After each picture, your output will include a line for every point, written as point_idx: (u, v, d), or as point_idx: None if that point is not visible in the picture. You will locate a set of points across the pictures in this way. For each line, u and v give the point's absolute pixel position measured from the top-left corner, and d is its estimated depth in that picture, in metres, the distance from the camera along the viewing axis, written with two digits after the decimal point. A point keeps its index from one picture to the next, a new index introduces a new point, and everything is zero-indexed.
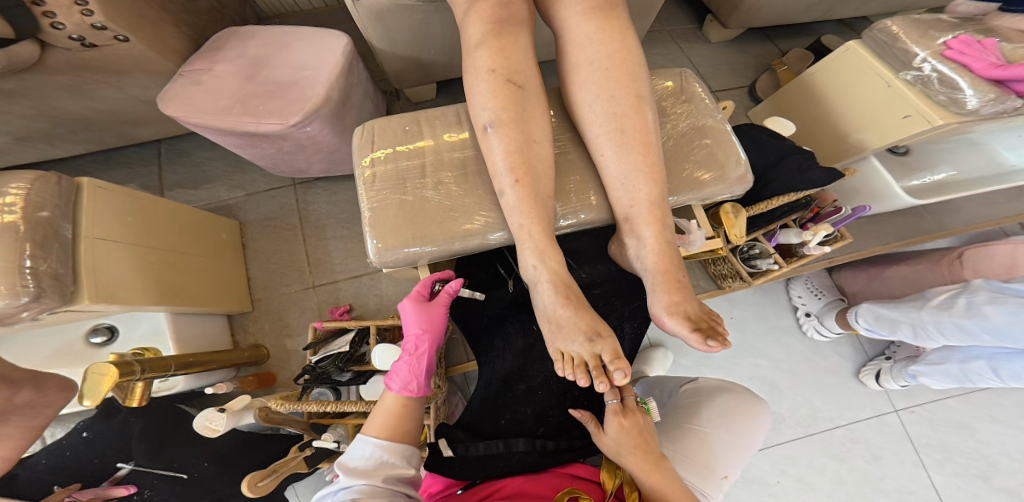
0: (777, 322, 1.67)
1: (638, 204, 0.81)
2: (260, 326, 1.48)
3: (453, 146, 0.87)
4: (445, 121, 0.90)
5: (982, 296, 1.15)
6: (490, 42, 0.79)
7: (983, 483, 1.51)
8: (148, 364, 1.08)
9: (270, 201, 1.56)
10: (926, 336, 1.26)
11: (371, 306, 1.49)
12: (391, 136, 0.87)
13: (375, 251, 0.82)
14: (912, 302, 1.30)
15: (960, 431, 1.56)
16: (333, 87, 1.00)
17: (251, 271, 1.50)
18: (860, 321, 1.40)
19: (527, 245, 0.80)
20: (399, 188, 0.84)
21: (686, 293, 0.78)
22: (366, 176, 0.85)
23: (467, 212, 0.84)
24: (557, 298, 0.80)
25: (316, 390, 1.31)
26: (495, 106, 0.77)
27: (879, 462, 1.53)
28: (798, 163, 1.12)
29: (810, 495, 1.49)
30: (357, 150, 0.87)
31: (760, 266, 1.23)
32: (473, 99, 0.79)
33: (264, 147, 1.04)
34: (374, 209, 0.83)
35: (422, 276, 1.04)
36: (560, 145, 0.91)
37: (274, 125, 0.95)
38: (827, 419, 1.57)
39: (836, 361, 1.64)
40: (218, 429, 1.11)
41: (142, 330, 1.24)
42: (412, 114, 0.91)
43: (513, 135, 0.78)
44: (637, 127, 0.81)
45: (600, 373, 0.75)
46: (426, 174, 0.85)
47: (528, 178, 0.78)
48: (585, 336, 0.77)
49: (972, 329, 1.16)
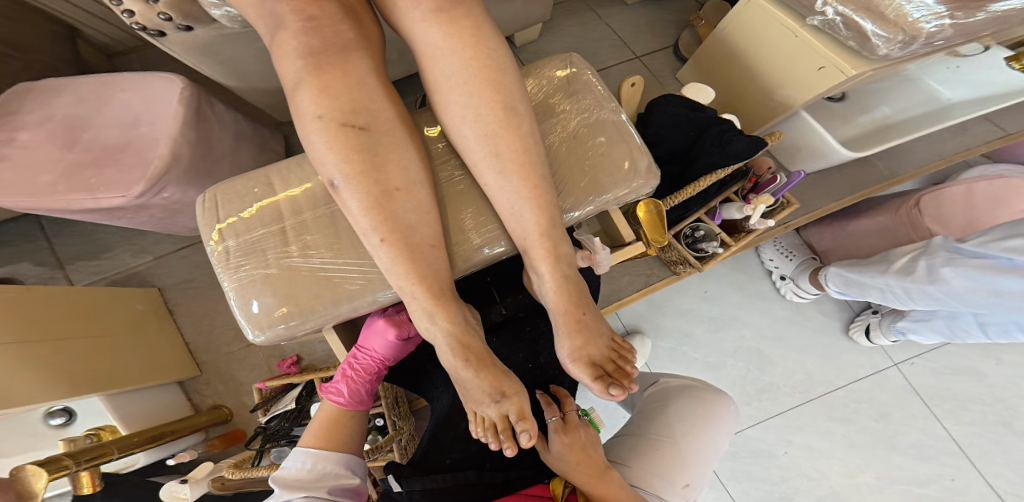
0: (753, 289, 1.56)
1: (529, 236, 0.70)
2: (215, 388, 1.40)
3: (316, 199, 0.78)
4: (305, 174, 0.80)
5: (942, 257, 1.04)
6: (310, 81, 0.66)
7: (1007, 430, 1.42)
8: (85, 455, 0.99)
9: (183, 262, 1.45)
10: (896, 300, 1.16)
11: (320, 354, 1.38)
12: (235, 200, 0.79)
13: (277, 321, 0.74)
14: (876, 264, 1.19)
15: (967, 377, 1.47)
16: (178, 142, 0.93)
17: (186, 335, 1.40)
18: (831, 285, 1.30)
19: (415, 306, 0.69)
20: (259, 259, 0.76)
21: (591, 332, 0.69)
22: (219, 251, 0.77)
23: (344, 275, 0.75)
24: (456, 361, 0.69)
25: (274, 451, 1.13)
26: (336, 158, 0.66)
27: (888, 420, 1.44)
28: (718, 136, 0.99)
29: (823, 462, 1.40)
30: (203, 229, 0.78)
31: (707, 249, 1.12)
32: (312, 148, 0.67)
33: (134, 217, 1.01)
34: (239, 288, 0.75)
35: (330, 339, 0.90)
36: (451, 174, 0.80)
37: (115, 198, 0.89)
38: (824, 382, 1.47)
39: (822, 320, 1.55)
40: (185, 497, 1.05)
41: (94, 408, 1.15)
42: (263, 169, 0.82)
43: (365, 186, 0.66)
44: (511, 147, 0.70)
45: (507, 436, 0.67)
46: (289, 241, 0.76)
47: (396, 231, 0.67)
48: (492, 397, 0.67)
49: (935, 294, 1.06)
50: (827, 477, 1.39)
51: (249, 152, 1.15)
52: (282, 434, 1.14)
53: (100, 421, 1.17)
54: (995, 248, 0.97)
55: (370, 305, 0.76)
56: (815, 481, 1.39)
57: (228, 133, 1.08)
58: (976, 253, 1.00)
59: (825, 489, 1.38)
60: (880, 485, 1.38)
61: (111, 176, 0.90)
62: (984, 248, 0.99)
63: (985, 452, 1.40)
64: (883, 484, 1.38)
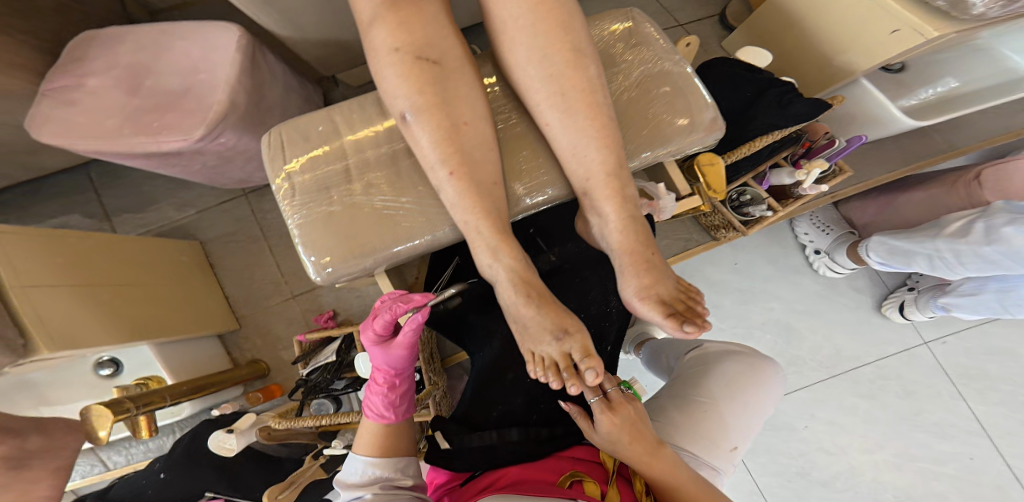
0: (784, 263, 1.53)
1: (594, 176, 0.72)
2: (253, 343, 1.43)
3: (379, 140, 0.80)
4: (367, 117, 0.81)
5: (1002, 218, 1.04)
6: (387, 18, 0.68)
7: None
8: (140, 400, 1.02)
9: (224, 216, 1.47)
10: (945, 268, 1.15)
11: (355, 310, 1.41)
12: (303, 140, 0.80)
13: (328, 265, 0.76)
14: (925, 230, 1.18)
15: (1004, 358, 1.46)
16: (236, 91, 0.94)
17: (228, 290, 1.44)
18: (872, 255, 1.28)
19: (477, 242, 0.70)
20: (323, 197, 0.77)
21: (658, 272, 0.70)
22: (285, 188, 0.78)
23: (405, 213, 0.77)
24: (518, 297, 0.70)
25: (316, 402, 1.15)
26: (409, 92, 0.67)
27: (913, 398, 1.43)
28: (778, 96, 1.00)
29: (842, 437, 1.41)
30: (269, 170, 0.79)
31: (754, 213, 1.11)
32: (384, 85, 0.69)
33: (188, 165, 1.04)
34: (302, 225, 0.76)
35: (382, 283, 0.89)
36: (505, 119, 0.80)
37: (177, 142, 0.91)
38: (852, 357, 1.47)
39: (854, 297, 1.52)
40: (232, 448, 1.10)
41: (142, 358, 1.19)
42: (325, 110, 0.82)
43: (437, 119, 0.68)
44: (579, 87, 0.70)
45: (571, 374, 0.66)
46: (352, 178, 0.78)
47: (464, 166, 0.69)
48: (552, 335, 0.68)
49: (991, 255, 1.05)
50: (845, 453, 1.40)
51: (295, 104, 1.16)
52: (323, 386, 1.17)
53: (150, 371, 1.20)
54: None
55: (428, 244, 0.77)
56: (833, 456, 1.40)
57: (279, 84, 1.09)
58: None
59: (843, 465, 1.39)
60: (897, 463, 1.39)
61: (173, 120, 0.92)
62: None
63: (1010, 433, 1.40)
64: (899, 461, 1.39)
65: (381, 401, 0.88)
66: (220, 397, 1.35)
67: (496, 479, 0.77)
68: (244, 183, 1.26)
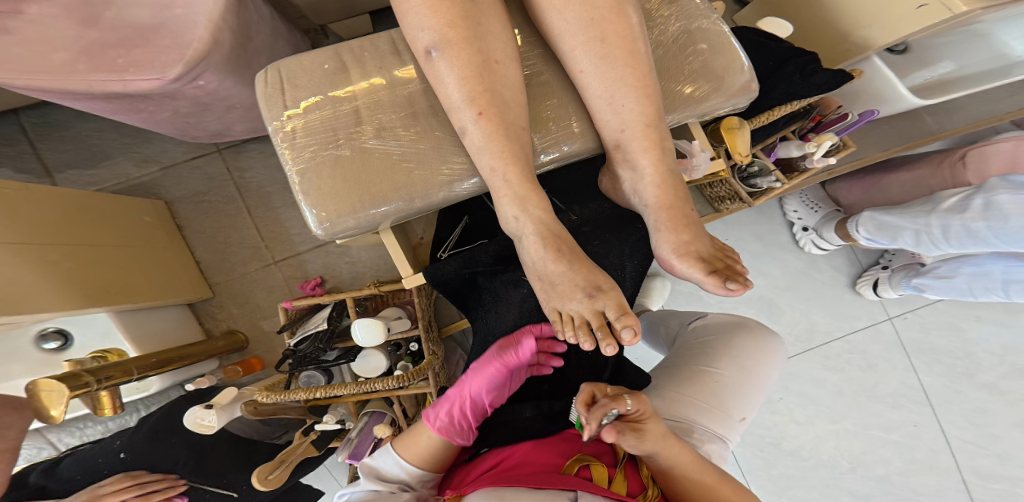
0: (771, 241, 1.45)
1: (630, 127, 0.68)
2: (229, 311, 1.33)
3: (399, 84, 0.71)
4: (380, 54, 0.72)
5: (1002, 189, 0.95)
6: None
7: (967, 381, 1.38)
8: (102, 374, 0.91)
9: (193, 174, 1.33)
10: (931, 245, 1.09)
11: (346, 277, 1.32)
12: (313, 80, 0.71)
13: (324, 220, 0.68)
14: (917, 206, 1.10)
15: (946, 333, 1.40)
16: (222, 28, 0.82)
17: (197, 253, 1.32)
18: (860, 230, 1.22)
19: (503, 191, 0.65)
20: (330, 138, 0.69)
21: (696, 229, 0.68)
22: (288, 131, 0.70)
23: (422, 162, 0.69)
24: (546, 251, 0.66)
25: (305, 374, 1.07)
26: (435, 24, 0.61)
27: (874, 371, 1.40)
28: (800, 67, 0.97)
29: (811, 410, 1.39)
30: (264, 108, 0.70)
31: (761, 185, 1.06)
32: (405, 22, 0.63)
33: (157, 111, 0.93)
34: (303, 173, 0.68)
35: (388, 242, 0.82)
36: (529, 64, 0.74)
37: (150, 80, 0.81)
38: (824, 331, 1.42)
39: (831, 275, 1.44)
40: (212, 425, 0.99)
41: (96, 328, 1.05)
42: (333, 47, 0.74)
43: (467, 54, 0.62)
44: (619, 33, 0.65)
45: (605, 334, 0.63)
46: (361, 120, 0.70)
47: (494, 106, 0.63)
48: (584, 292, 0.64)
49: (986, 233, 0.98)
50: (812, 425, 1.39)
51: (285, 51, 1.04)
52: (313, 357, 1.08)
53: (105, 343, 1.06)
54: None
55: (442, 199, 0.70)
56: (801, 427, 1.39)
57: (267, 26, 0.97)
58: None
59: (810, 435, 1.38)
60: (856, 432, 1.38)
61: (142, 57, 0.81)
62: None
63: (946, 401, 1.38)
64: (858, 430, 1.38)
65: (450, 425, 0.77)
66: (195, 372, 1.25)
67: (501, 461, 0.75)
68: (216, 137, 1.14)
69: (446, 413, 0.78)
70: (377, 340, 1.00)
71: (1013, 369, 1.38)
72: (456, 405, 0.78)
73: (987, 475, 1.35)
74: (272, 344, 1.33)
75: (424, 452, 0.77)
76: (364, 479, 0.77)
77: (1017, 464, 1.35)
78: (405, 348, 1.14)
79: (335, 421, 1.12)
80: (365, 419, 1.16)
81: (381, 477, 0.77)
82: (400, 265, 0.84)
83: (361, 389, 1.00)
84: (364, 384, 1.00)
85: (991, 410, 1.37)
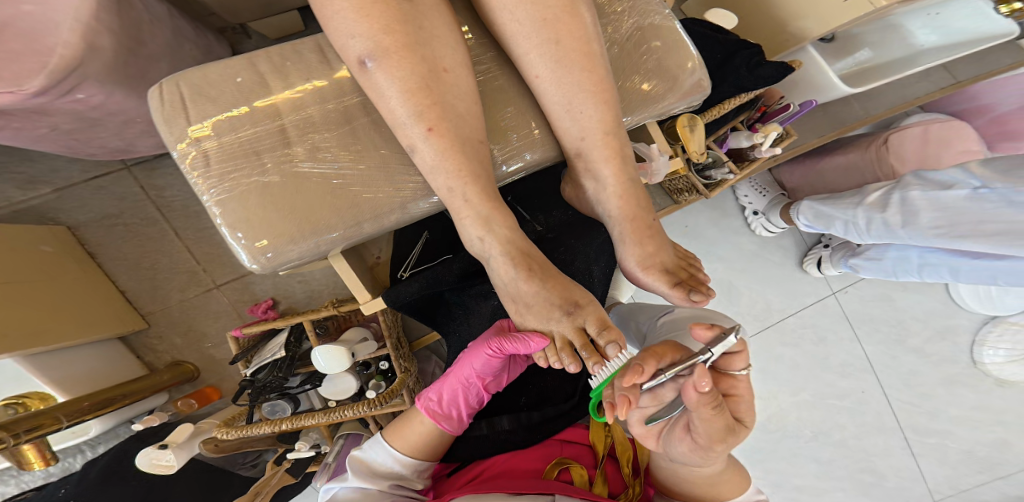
0: (723, 226, 1.46)
1: (589, 134, 0.67)
2: (171, 341, 1.25)
3: (324, 95, 0.67)
4: (305, 64, 0.67)
5: (915, 187, 0.98)
6: None
7: (899, 347, 1.45)
8: (22, 427, 0.85)
9: (100, 194, 1.19)
10: (859, 237, 1.12)
11: (300, 297, 1.25)
12: (218, 93, 0.64)
13: (267, 250, 0.63)
14: (848, 198, 1.14)
15: (880, 302, 1.46)
16: (88, 31, 0.71)
17: (119, 283, 1.20)
18: (801, 217, 1.27)
19: (465, 211, 0.62)
20: (252, 164, 0.63)
21: (660, 240, 0.71)
22: (195, 158, 0.63)
23: (370, 185, 0.66)
24: (516, 272, 0.63)
25: (267, 404, 1.03)
26: (368, 30, 0.55)
27: (824, 343, 1.45)
28: (746, 60, 0.98)
29: (774, 385, 1.43)
30: (165, 132, 0.63)
31: (715, 176, 1.07)
32: (332, 30, 0.56)
33: (25, 128, 0.82)
34: (224, 203, 0.62)
35: (340, 267, 0.77)
36: (484, 70, 0.71)
37: (2, 94, 0.69)
38: (779, 309, 1.45)
39: (780, 254, 1.47)
40: (170, 465, 0.98)
41: (5, 374, 0.92)
42: (244, 56, 0.67)
43: (409, 63, 0.56)
44: (574, 34, 0.63)
45: (592, 353, 0.60)
46: (290, 141, 0.65)
47: (445, 119, 0.58)
48: (562, 309, 0.63)
49: (900, 229, 1.01)
50: (776, 398, 1.43)
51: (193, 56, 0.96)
52: (274, 386, 1.04)
53: (22, 388, 0.94)
54: (965, 180, 0.91)
55: (397, 221, 0.68)
56: (766, 401, 1.43)
57: (164, 29, 0.89)
58: (947, 183, 0.94)
59: (774, 409, 1.42)
60: (815, 402, 1.43)
61: None
62: (955, 180, 0.93)
63: (888, 367, 1.44)
64: (814, 400, 1.44)
65: (441, 407, 0.74)
66: (143, 408, 1.16)
67: (485, 470, 0.76)
68: (122, 153, 1.05)
69: (439, 394, 0.75)
70: (342, 364, 0.97)
71: (940, 330, 1.45)
72: (450, 387, 0.74)
73: (923, 430, 1.44)
74: (227, 373, 1.28)
75: (418, 445, 0.75)
76: (352, 476, 0.73)
77: (946, 418, 1.44)
78: (375, 367, 1.10)
79: (309, 447, 1.11)
80: (341, 443, 1.16)
81: (369, 471, 0.74)
82: (357, 290, 0.80)
83: (330, 417, 1.01)
84: (333, 413, 1.01)
85: (921, 372, 1.45)
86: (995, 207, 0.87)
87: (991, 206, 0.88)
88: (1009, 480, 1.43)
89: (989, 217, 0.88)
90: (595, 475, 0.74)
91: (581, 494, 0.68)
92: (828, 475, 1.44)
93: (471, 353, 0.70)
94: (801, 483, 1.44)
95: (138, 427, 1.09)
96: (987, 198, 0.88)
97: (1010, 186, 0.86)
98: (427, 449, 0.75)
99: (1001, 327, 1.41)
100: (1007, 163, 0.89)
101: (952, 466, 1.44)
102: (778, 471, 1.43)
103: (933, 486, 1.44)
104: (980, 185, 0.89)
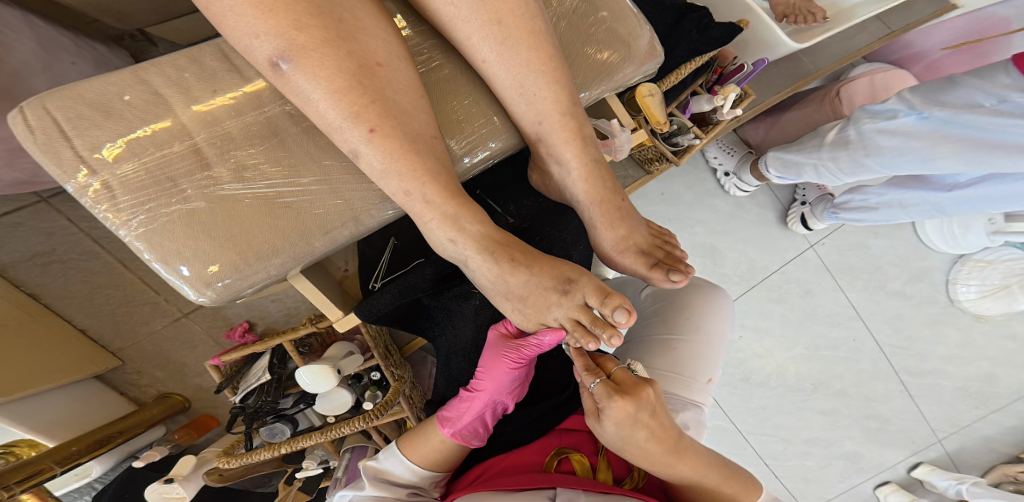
0: (699, 190, 1.43)
1: (547, 118, 0.64)
2: (149, 376, 1.20)
3: (242, 108, 0.63)
4: (209, 73, 0.63)
5: (867, 120, 0.95)
6: None
7: (881, 292, 1.44)
8: (12, 478, 0.86)
9: (18, 232, 1.09)
10: (830, 176, 1.09)
11: (276, 316, 1.21)
12: (104, 117, 0.59)
13: (218, 278, 0.60)
14: (811, 140, 1.10)
15: (857, 250, 1.45)
16: None
17: (77, 322, 1.13)
18: (771, 171, 1.22)
19: (428, 214, 0.59)
20: (170, 191, 0.59)
21: (631, 220, 0.69)
22: (98, 189, 0.58)
23: (313, 199, 0.63)
24: (499, 265, 0.61)
25: (264, 429, 1.00)
26: (275, 29, 0.49)
27: (811, 296, 1.44)
28: (696, 23, 0.98)
29: (769, 342, 1.43)
30: (48, 166, 0.58)
31: (683, 143, 1.04)
32: (231, 31, 0.51)
33: None
34: (145, 235, 0.59)
35: (303, 287, 0.74)
36: (425, 59, 0.67)
37: None
38: (763, 266, 1.44)
39: (758, 211, 1.45)
40: (183, 496, 1.00)
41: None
42: (131, 70, 0.62)
43: (334, 61, 0.51)
44: (515, 12, 0.59)
45: (605, 326, 0.60)
46: (210, 163, 0.61)
47: (389, 119, 0.54)
48: (557, 290, 0.61)
49: (870, 162, 0.98)
50: (772, 355, 1.43)
51: (77, 67, 0.88)
52: (267, 409, 1.01)
53: (8, 438, 0.93)
54: (905, 111, 0.89)
55: (353, 233, 0.65)
56: (764, 360, 1.43)
57: (25, 40, 0.80)
58: (891, 114, 0.92)
59: (772, 366, 1.43)
60: (810, 355, 1.44)
61: None
62: (896, 111, 0.91)
63: (878, 312, 1.44)
64: (810, 353, 1.44)
65: (469, 429, 0.70)
66: (139, 444, 1.14)
67: (487, 468, 0.71)
68: (28, 186, 0.93)
69: (464, 420, 0.70)
70: (329, 384, 0.94)
71: (926, 270, 1.44)
72: (476, 410, 0.70)
73: (916, 372, 1.45)
74: (216, 400, 1.25)
75: (431, 454, 0.71)
76: (366, 483, 0.70)
77: (935, 358, 1.45)
78: (367, 377, 1.05)
79: (317, 464, 1.09)
80: (347, 456, 1.09)
81: (384, 480, 0.71)
82: (327, 309, 0.77)
83: (328, 436, 0.97)
84: (331, 432, 0.97)
85: (904, 314, 1.45)
86: (944, 132, 0.87)
87: (940, 130, 0.87)
88: (1003, 412, 1.46)
89: (940, 139, 0.87)
90: (601, 461, 0.69)
91: (584, 484, 0.64)
92: (835, 426, 1.46)
93: (498, 370, 0.68)
94: (811, 436, 1.46)
95: (139, 464, 1.07)
96: (933, 124, 0.87)
97: (947, 111, 0.85)
98: (438, 459, 0.71)
99: (969, 265, 1.40)
100: (933, 84, 0.88)
101: (950, 403, 1.46)
102: (786, 426, 1.45)
103: (935, 426, 1.46)
104: (922, 110, 0.88)
